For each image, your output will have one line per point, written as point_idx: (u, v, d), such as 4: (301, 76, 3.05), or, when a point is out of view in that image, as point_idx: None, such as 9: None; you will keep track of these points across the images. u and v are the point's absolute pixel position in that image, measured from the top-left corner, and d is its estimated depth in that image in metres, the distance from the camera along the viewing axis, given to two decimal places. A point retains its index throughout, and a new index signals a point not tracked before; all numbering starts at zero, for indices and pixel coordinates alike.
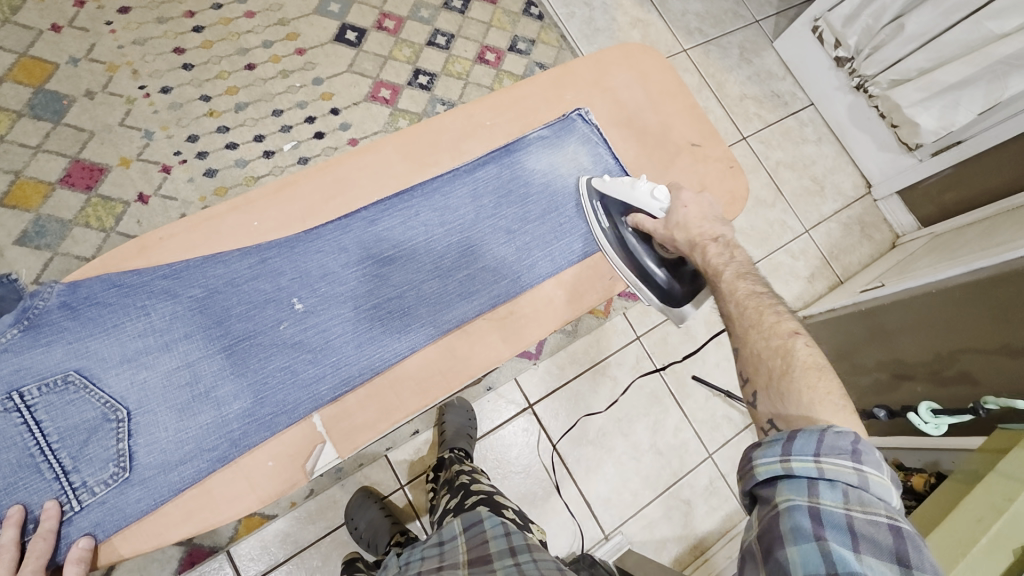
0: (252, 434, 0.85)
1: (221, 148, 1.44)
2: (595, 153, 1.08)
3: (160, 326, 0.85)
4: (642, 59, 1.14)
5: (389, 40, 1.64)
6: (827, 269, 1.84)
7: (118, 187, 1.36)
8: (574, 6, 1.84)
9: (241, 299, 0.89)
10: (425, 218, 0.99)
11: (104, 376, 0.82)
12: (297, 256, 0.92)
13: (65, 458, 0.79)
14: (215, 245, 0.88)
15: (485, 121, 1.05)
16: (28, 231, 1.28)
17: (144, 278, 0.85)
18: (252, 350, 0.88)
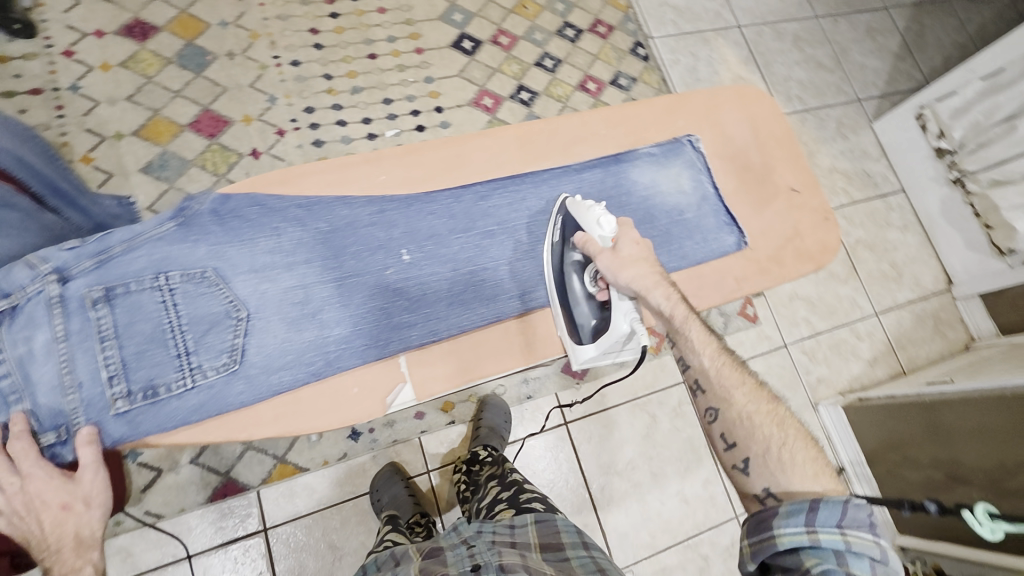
0: (346, 357, 1.00)
1: (332, 123, 1.55)
2: (697, 179, 1.20)
3: (287, 247, 1.01)
4: (756, 105, 1.30)
5: (501, 55, 1.74)
6: (891, 356, 1.78)
7: (237, 140, 1.48)
8: (680, 55, 1.90)
9: (357, 240, 1.05)
10: (528, 204, 1.14)
11: (233, 279, 0.97)
12: (412, 216, 1.09)
13: (189, 340, 0.93)
14: (349, 188, 1.07)
15: (599, 131, 1.22)
16: (153, 162, 1.41)
17: (284, 205, 1.02)
18: (357, 286, 1.03)
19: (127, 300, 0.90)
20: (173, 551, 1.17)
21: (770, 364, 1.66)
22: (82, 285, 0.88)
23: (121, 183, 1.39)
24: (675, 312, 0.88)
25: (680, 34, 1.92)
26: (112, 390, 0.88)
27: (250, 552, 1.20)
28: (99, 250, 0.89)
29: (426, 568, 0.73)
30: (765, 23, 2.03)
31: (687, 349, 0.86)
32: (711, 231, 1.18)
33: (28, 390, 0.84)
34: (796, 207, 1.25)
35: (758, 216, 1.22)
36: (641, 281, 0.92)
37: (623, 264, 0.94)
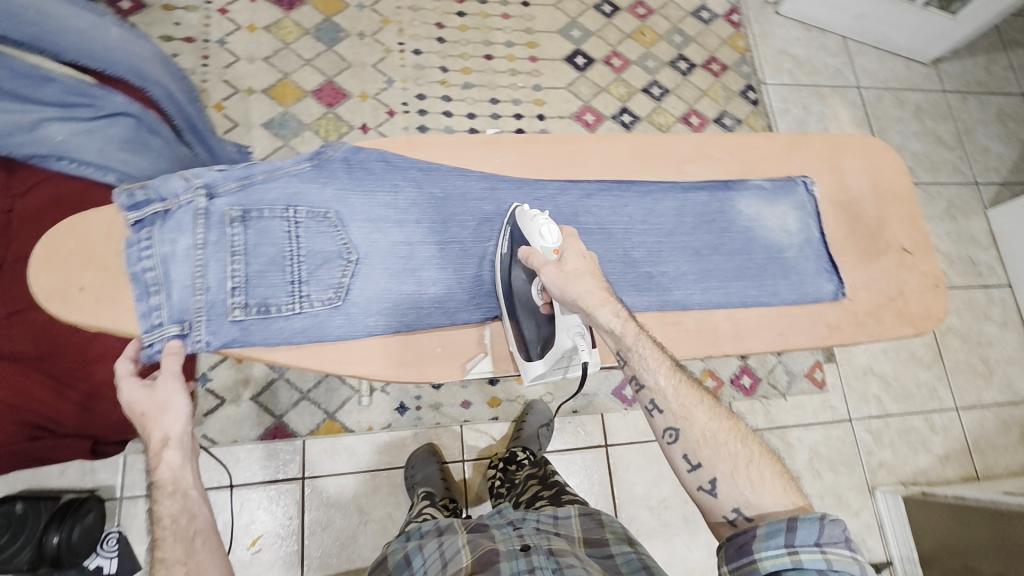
0: (435, 317, 0.90)
1: (439, 113, 1.62)
2: (803, 222, 1.03)
3: (401, 206, 0.92)
4: (879, 157, 1.09)
5: (611, 75, 1.77)
6: (965, 457, 1.65)
7: (351, 113, 1.57)
8: (791, 105, 1.87)
9: (466, 211, 0.94)
10: (629, 211, 0.98)
11: (351, 223, 0.89)
12: (519, 196, 0.95)
13: (303, 270, 0.85)
14: (465, 162, 0.95)
15: (715, 154, 1.03)
16: (274, 120, 1.52)
17: (407, 165, 0.92)
18: (459, 254, 0.93)
19: (258, 222, 0.84)
20: (218, 478, 1.23)
21: (830, 435, 1.57)
22: (224, 203, 0.83)
23: (243, 133, 1.50)
24: (625, 329, 0.80)
25: (795, 85, 1.89)
26: (232, 299, 0.81)
27: (286, 495, 1.25)
28: (244, 173, 0.84)
29: (476, 540, 0.77)
30: (887, 88, 1.96)
31: (641, 368, 0.79)
32: (809, 273, 1.00)
33: (166, 284, 0.79)
34: (908, 270, 1.03)
35: (862, 269, 1.02)
36: (590, 298, 0.81)
37: (570, 281, 0.82)
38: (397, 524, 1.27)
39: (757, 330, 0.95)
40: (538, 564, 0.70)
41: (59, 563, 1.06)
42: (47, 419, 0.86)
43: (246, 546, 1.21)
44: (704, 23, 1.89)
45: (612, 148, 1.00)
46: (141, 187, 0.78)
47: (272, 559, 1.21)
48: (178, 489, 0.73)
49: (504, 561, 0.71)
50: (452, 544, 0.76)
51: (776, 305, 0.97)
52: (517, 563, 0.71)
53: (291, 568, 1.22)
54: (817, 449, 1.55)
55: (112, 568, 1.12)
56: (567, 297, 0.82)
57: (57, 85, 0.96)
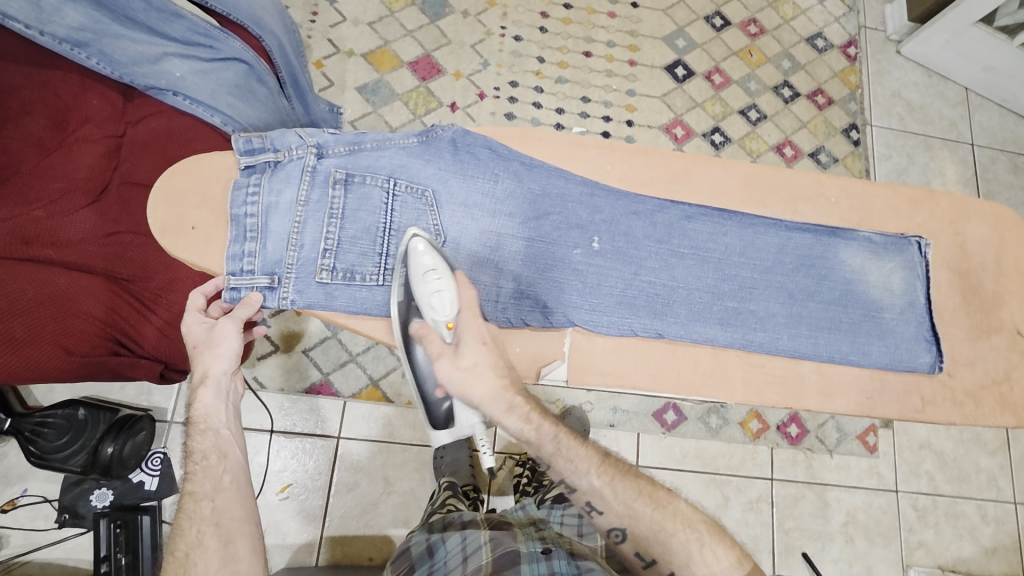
0: (512, 313, 0.89)
1: (529, 103, 1.60)
2: (910, 283, 0.96)
3: (497, 197, 0.90)
4: (1008, 229, 1.00)
5: (709, 91, 1.71)
6: (1016, 555, 1.53)
7: (442, 89, 1.57)
8: (894, 151, 1.76)
9: (562, 213, 0.91)
10: (727, 241, 0.94)
11: (445, 205, 0.89)
12: (618, 209, 0.92)
13: (391, 244, 0.86)
14: (570, 164, 0.93)
15: (830, 197, 0.97)
16: (368, 85, 1.54)
17: (511, 156, 0.91)
18: (545, 254, 0.90)
19: (358, 188, 0.86)
20: (261, 421, 1.27)
21: (874, 503, 1.49)
22: (331, 164, 0.86)
23: (336, 94, 1.52)
24: (542, 434, 0.82)
25: (903, 131, 1.79)
26: (321, 260, 0.84)
27: (319, 450, 1.28)
28: (354, 139, 0.86)
29: (496, 539, 0.83)
30: (1003, 150, 1.83)
31: (569, 471, 0.82)
32: (907, 338, 0.94)
33: (263, 234, 0.83)
34: (1019, 355, 0.96)
35: (969, 345, 0.96)
36: (493, 405, 0.81)
37: (468, 380, 0.80)
38: (418, 500, 1.28)
39: (846, 390, 0.92)
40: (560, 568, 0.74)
41: (109, 473, 1.12)
42: (127, 336, 0.91)
43: (275, 491, 1.25)
44: (817, 51, 1.80)
45: (723, 173, 0.97)
46: (259, 136, 0.83)
47: (296, 508, 1.25)
48: (210, 427, 0.75)
49: (525, 562, 0.76)
50: (473, 540, 0.84)
51: (866, 367, 0.93)
52: (536, 566, 0.75)
53: (313, 521, 1.25)
54: (856, 514, 1.48)
55: (151, 485, 1.18)
56: (466, 397, 0.81)
57: (185, 22, 0.99)
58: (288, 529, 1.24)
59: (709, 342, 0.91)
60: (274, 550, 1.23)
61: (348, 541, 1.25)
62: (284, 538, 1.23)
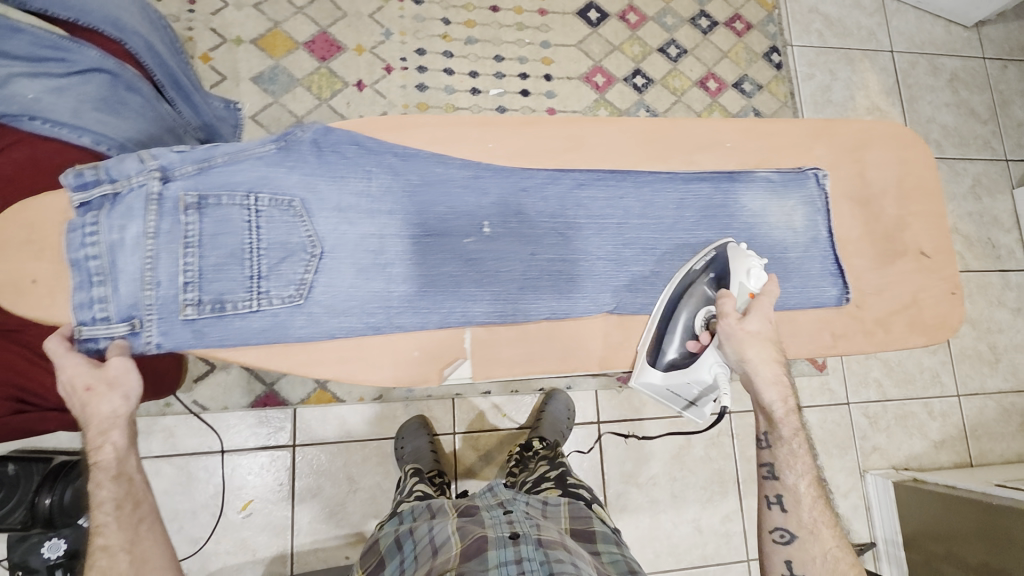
0: (406, 317, 0.89)
1: (439, 70, 1.52)
2: (811, 219, 1.00)
3: (374, 194, 0.88)
4: (909, 149, 1.03)
5: (626, 33, 1.65)
6: (962, 444, 1.63)
7: (345, 68, 1.47)
8: (817, 69, 1.76)
9: (445, 203, 0.91)
10: (626, 204, 0.96)
11: (317, 214, 0.86)
12: (507, 187, 0.93)
13: (263, 265, 0.84)
14: (450, 148, 0.91)
15: (725, 143, 0.98)
16: (264, 74, 1.43)
17: (381, 150, 0.88)
18: (433, 248, 0.91)
19: (214, 210, 0.83)
20: (210, 443, 1.24)
21: (826, 419, 1.56)
22: (179, 188, 0.81)
23: (230, 88, 1.41)
24: (787, 418, 0.83)
25: (824, 47, 1.78)
26: (184, 295, 0.81)
27: (277, 462, 1.26)
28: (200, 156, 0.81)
29: (464, 528, 0.84)
30: (922, 53, 1.84)
31: (786, 463, 0.83)
32: (809, 275, 0.98)
33: (112, 275, 0.78)
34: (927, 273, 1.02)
35: (875, 273, 1.01)
36: (764, 372, 0.83)
37: (746, 342, 0.84)
38: (386, 493, 1.29)
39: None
40: (527, 556, 0.75)
41: (53, 523, 1.08)
42: (28, 391, 0.87)
43: (237, 509, 1.23)
44: None
45: (618, 135, 0.96)
46: (88, 169, 0.76)
47: (261, 523, 1.24)
48: (123, 474, 0.72)
49: (492, 548, 0.77)
50: (442, 531, 0.85)
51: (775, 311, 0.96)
52: (505, 552, 0.75)
53: (280, 533, 1.24)
54: (812, 431, 1.54)
55: None
56: (737, 354, 0.85)
57: (26, 36, 0.91)
58: (256, 544, 1.23)
59: (616, 311, 0.95)
60: (245, 567, 1.22)
61: (319, 545, 1.25)
62: (254, 553, 1.22)
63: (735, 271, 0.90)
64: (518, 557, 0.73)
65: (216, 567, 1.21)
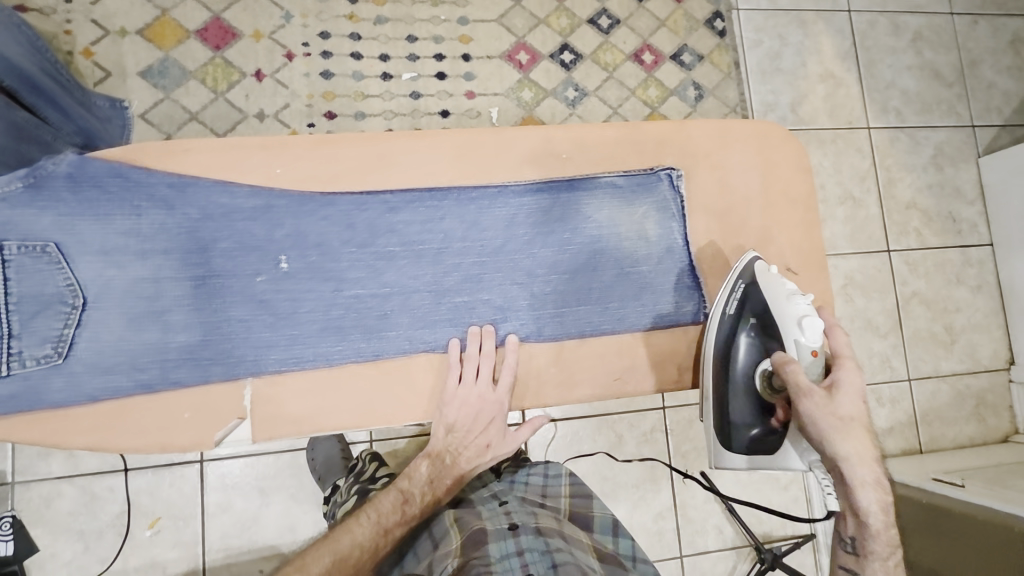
0: (184, 369, 0.89)
1: (346, 54, 1.41)
2: (666, 226, 1.00)
3: (146, 231, 0.89)
4: (775, 150, 1.03)
5: (552, 3, 1.52)
6: (912, 430, 1.57)
7: (243, 56, 1.37)
8: (765, 35, 1.62)
9: (232, 236, 0.91)
10: (445, 225, 0.95)
11: (78, 260, 0.87)
12: (302, 217, 0.92)
13: (14, 321, 0.84)
14: (235, 175, 0.91)
15: (562, 153, 0.98)
16: (153, 68, 1.33)
17: (151, 181, 0.89)
18: (218, 290, 0.90)
19: None
20: (112, 462, 1.22)
21: None
22: None
23: (117, 84, 1.31)
24: (879, 529, 0.75)
25: (773, 10, 1.64)
26: None
27: (184, 479, 1.24)
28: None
29: (462, 521, 0.92)
30: (882, 11, 1.70)
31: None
32: (656, 289, 0.99)
33: None
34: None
35: None
36: (861, 471, 0.74)
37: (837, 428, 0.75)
38: (300, 505, 1.27)
39: (586, 372, 0.97)
40: (528, 545, 0.80)
41: None
42: None
43: (145, 527, 1.22)
44: None
45: (433, 152, 0.96)
46: None
47: (171, 540, 1.22)
48: None
49: (493, 540, 0.83)
50: (442, 526, 0.93)
51: (624, 333, 0.98)
52: (506, 544, 0.81)
53: (191, 549, 1.23)
54: None
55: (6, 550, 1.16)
56: (829, 444, 0.75)
57: None
58: (166, 560, 1.22)
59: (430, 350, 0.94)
60: None
61: (232, 560, 1.23)
62: (164, 571, 1.22)
63: (789, 327, 0.86)
64: (520, 548, 0.79)
65: None
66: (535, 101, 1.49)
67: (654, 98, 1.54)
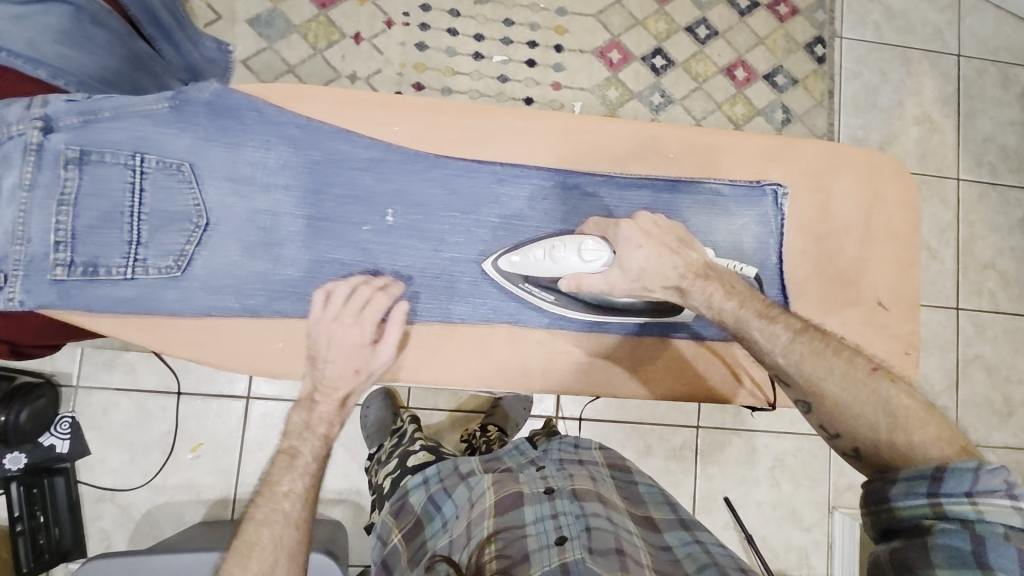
0: (288, 298, 0.97)
1: (443, 30, 1.43)
2: (762, 240, 1.03)
3: (270, 166, 0.97)
4: (880, 184, 1.07)
5: (652, 6, 1.51)
6: None
7: (345, 18, 1.40)
8: (865, 68, 1.57)
9: (343, 182, 0.99)
10: (551, 205, 1.02)
11: (206, 182, 0.95)
12: (408, 175, 1.00)
13: (144, 231, 0.92)
14: (359, 126, 1.00)
15: (664, 154, 1.04)
16: (260, 17, 1.38)
17: (283, 119, 0.97)
18: (328, 231, 0.98)
19: (94, 170, 0.89)
20: (167, 383, 1.28)
21: (805, 448, 1.46)
22: (60, 141, 0.88)
23: (225, 28, 1.37)
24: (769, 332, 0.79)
25: (878, 44, 1.58)
26: (56, 255, 0.88)
27: (229, 413, 1.29)
28: (86, 109, 0.87)
29: (500, 482, 0.92)
30: (994, 61, 1.63)
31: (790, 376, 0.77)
32: None
33: None
34: (875, 325, 1.06)
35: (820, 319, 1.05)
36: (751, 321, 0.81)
37: (643, 275, 0.87)
38: (332, 456, 1.31)
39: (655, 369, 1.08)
40: (563, 509, 0.84)
41: (9, 441, 1.15)
42: None
43: (187, 450, 1.28)
44: None
45: (544, 134, 1.04)
46: None
47: (209, 466, 1.28)
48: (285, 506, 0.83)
49: (530, 504, 0.86)
50: (478, 487, 0.92)
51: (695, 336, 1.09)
52: (542, 508, 0.84)
53: (225, 478, 1.29)
54: (787, 459, 1.45)
55: (64, 448, 1.24)
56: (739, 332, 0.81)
57: None
58: (201, 484, 1.28)
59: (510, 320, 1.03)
60: (188, 506, 1.28)
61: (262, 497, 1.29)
62: (198, 495, 1.28)
63: (580, 264, 0.92)
64: (554, 511, 0.82)
65: (161, 501, 1.27)
66: (619, 102, 1.48)
67: (740, 115, 1.51)
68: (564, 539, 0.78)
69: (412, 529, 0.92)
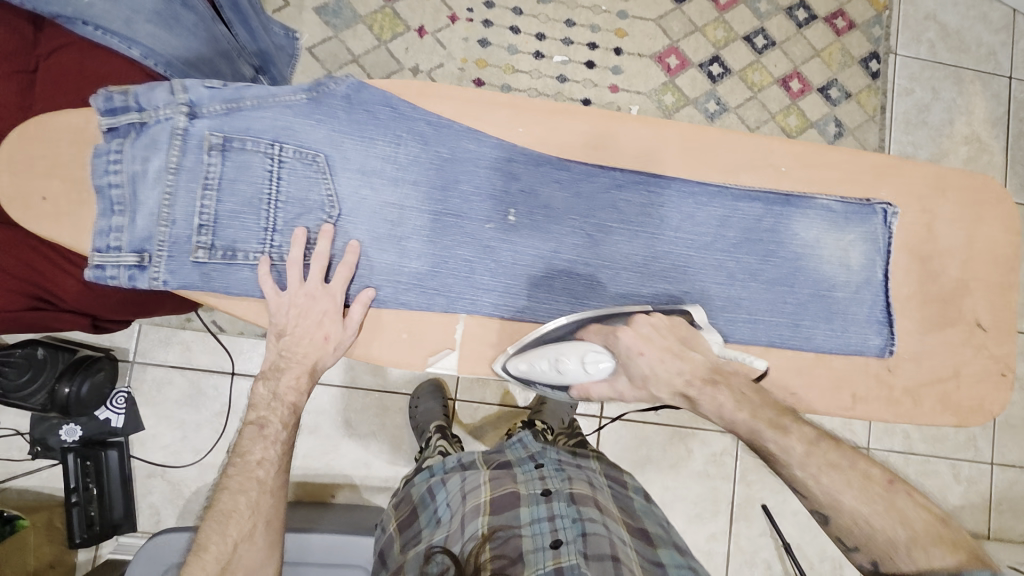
0: (415, 294, 0.96)
1: (506, 27, 1.44)
2: (870, 257, 1.03)
3: (401, 160, 0.95)
4: (984, 207, 1.03)
5: (711, 14, 1.52)
6: (982, 514, 1.53)
7: (410, 10, 1.42)
8: (918, 85, 1.58)
9: (473, 181, 0.97)
10: (667, 213, 1.00)
11: (339, 174, 0.93)
12: (539, 176, 0.97)
13: (279, 218, 0.91)
14: (480, 123, 0.95)
15: (781, 168, 1.00)
16: (328, 6, 1.39)
17: (416, 117, 0.94)
18: (452, 228, 0.97)
19: (236, 155, 0.89)
20: (222, 363, 1.30)
21: None
22: (204, 126, 0.88)
23: (292, 15, 1.38)
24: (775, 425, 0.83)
25: (932, 62, 1.59)
26: (197, 238, 0.88)
27: None
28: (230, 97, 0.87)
29: (496, 479, 0.94)
30: None
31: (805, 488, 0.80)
32: (857, 321, 1.03)
33: (130, 206, 0.86)
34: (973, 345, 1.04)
35: (919, 339, 1.03)
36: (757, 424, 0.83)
37: (650, 383, 0.89)
38: (380, 444, 1.33)
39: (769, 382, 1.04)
40: (560, 511, 0.86)
41: (69, 412, 1.17)
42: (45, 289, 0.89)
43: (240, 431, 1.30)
44: None
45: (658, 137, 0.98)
46: (120, 95, 0.84)
47: None
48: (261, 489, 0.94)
49: (525, 504, 0.89)
50: (473, 479, 0.95)
51: (810, 351, 1.02)
52: (537, 510, 0.87)
53: None
54: None
55: (118, 422, 1.26)
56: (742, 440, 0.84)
57: None
58: None
59: None
60: None
61: (310, 480, 1.31)
62: None
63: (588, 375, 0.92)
64: (551, 514, 0.85)
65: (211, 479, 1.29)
66: (675, 107, 1.49)
67: (793, 127, 1.52)
68: (558, 543, 0.81)
69: (409, 518, 0.96)
